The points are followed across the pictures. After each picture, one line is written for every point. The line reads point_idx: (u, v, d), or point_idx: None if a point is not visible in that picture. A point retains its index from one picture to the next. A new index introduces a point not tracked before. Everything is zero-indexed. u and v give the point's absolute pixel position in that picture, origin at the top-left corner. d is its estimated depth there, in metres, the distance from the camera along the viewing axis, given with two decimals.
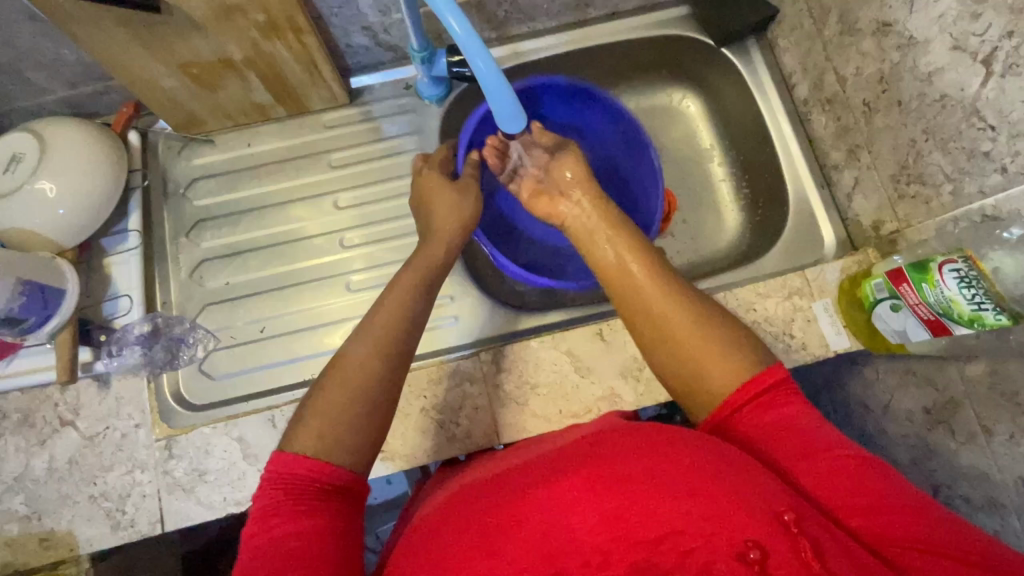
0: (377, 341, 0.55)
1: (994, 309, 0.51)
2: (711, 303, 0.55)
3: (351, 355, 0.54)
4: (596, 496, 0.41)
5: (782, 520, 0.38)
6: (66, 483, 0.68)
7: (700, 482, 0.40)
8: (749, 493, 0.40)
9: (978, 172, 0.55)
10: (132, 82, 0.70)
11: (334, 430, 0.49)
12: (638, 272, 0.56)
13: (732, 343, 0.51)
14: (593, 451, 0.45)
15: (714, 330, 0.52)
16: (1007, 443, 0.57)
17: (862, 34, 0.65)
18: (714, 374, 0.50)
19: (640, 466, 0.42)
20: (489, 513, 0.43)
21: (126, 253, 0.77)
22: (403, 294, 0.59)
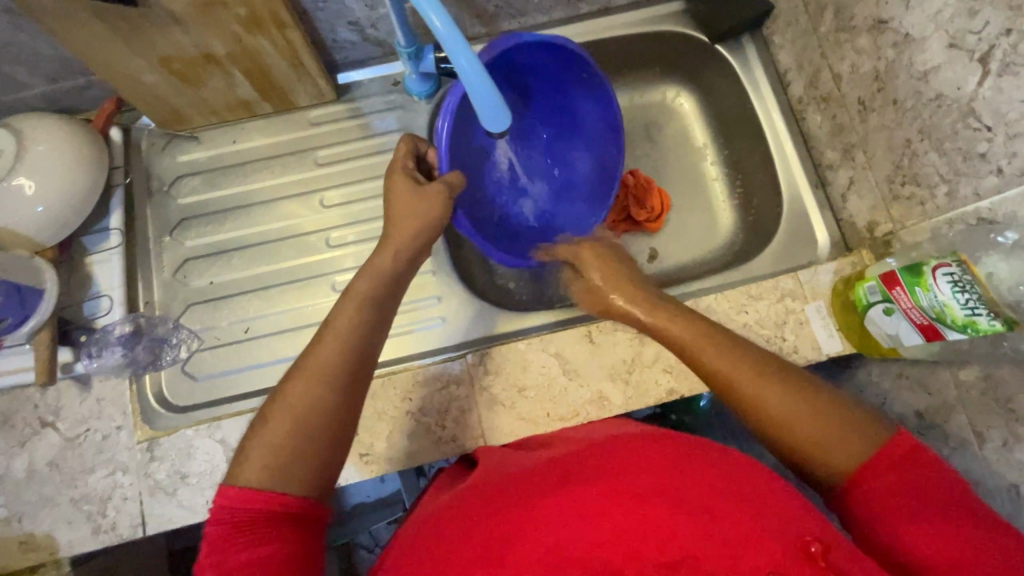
0: (315, 370, 0.53)
1: (989, 314, 0.50)
2: (806, 374, 0.52)
3: (296, 380, 0.52)
4: (613, 513, 0.40)
5: (809, 552, 0.36)
6: (46, 486, 0.67)
7: (721, 506, 0.39)
8: (772, 520, 0.38)
9: (973, 174, 0.53)
10: (111, 78, 0.69)
11: (296, 423, 0.50)
12: (721, 354, 0.54)
13: (845, 414, 0.48)
14: (611, 466, 0.44)
15: (821, 402, 0.49)
16: (1000, 450, 0.56)
17: (857, 31, 0.63)
18: (838, 451, 0.47)
19: (659, 484, 0.41)
20: (498, 527, 0.43)
21: (108, 252, 0.76)
22: (348, 317, 0.57)
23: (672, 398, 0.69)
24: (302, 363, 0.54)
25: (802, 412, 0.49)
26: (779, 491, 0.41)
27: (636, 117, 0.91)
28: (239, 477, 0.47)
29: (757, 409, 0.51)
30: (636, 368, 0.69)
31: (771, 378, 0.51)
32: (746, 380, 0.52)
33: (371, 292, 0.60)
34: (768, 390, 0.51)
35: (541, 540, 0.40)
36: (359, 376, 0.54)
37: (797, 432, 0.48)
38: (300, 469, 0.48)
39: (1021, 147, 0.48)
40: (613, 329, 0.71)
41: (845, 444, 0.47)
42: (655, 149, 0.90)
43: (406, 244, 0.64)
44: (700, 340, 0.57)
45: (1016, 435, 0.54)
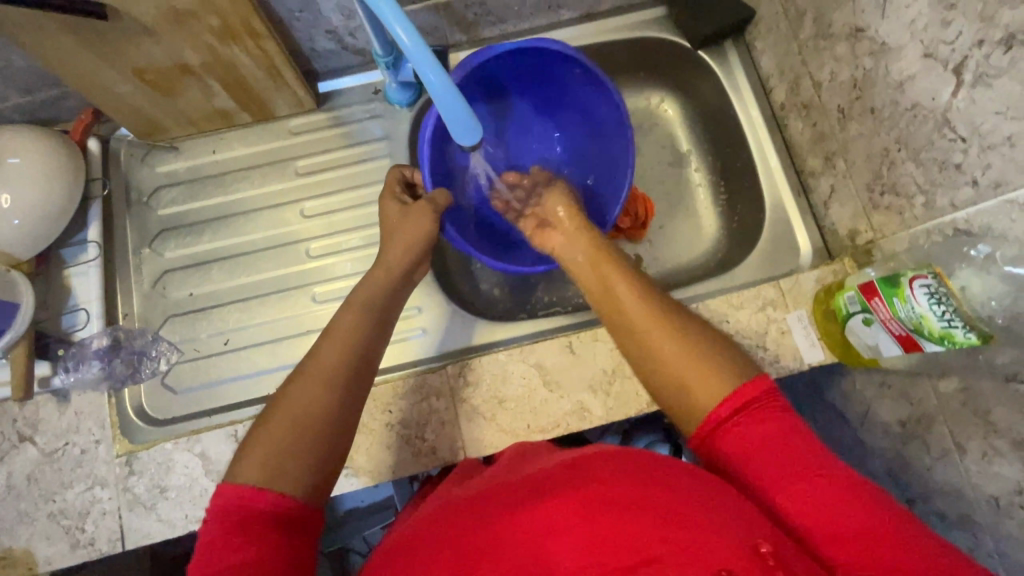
0: (325, 372, 0.53)
1: (964, 327, 0.49)
2: (694, 318, 0.54)
3: (297, 382, 0.53)
4: (583, 520, 0.40)
5: (760, 553, 0.37)
6: (24, 501, 0.67)
7: (686, 512, 0.39)
8: (734, 528, 0.39)
9: (950, 184, 0.53)
10: (85, 89, 0.68)
11: (299, 417, 0.50)
12: (620, 291, 0.57)
13: (713, 357, 0.50)
14: (579, 475, 0.44)
15: (694, 344, 0.51)
16: (980, 462, 0.56)
17: (835, 39, 0.63)
18: (698, 390, 0.49)
19: (629, 492, 0.41)
20: (473, 537, 0.42)
21: (86, 264, 0.75)
22: (350, 322, 0.58)
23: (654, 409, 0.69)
24: (308, 361, 0.55)
25: (671, 341, 0.52)
26: (741, 504, 0.42)
27: None
28: (235, 474, 0.47)
29: (636, 334, 0.54)
30: (617, 379, 0.69)
31: (657, 311, 0.54)
32: (633, 306, 0.55)
33: (373, 309, 0.61)
34: (649, 318, 0.54)
35: (509, 546, 0.40)
36: (359, 386, 0.55)
37: (664, 360, 0.51)
38: (298, 464, 0.48)
39: (994, 159, 0.48)
40: (594, 339, 0.70)
41: (703, 377, 0.49)
42: (639, 156, 0.90)
43: (398, 262, 0.66)
44: (608, 273, 0.59)
45: (995, 448, 0.54)
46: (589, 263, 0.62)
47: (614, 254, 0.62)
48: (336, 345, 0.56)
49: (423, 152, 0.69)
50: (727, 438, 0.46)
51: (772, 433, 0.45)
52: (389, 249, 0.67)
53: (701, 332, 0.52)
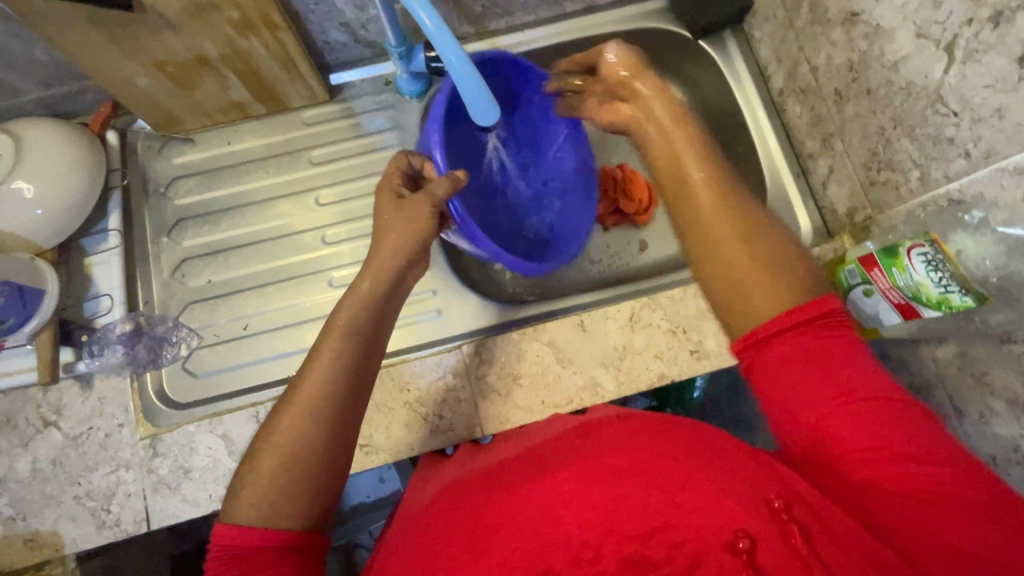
0: (307, 401, 0.53)
1: (961, 291, 0.53)
2: (768, 218, 0.51)
3: (283, 417, 0.52)
4: (586, 494, 0.42)
5: (771, 507, 0.39)
6: (50, 484, 0.68)
7: (690, 475, 0.41)
8: (737, 484, 0.40)
9: (943, 158, 0.56)
10: (107, 82, 0.70)
11: (293, 450, 0.51)
12: (694, 175, 0.52)
13: (781, 261, 0.48)
14: (582, 451, 0.46)
15: (764, 245, 0.48)
16: (977, 423, 0.59)
17: (831, 24, 0.66)
18: (762, 291, 0.47)
19: (625, 465, 0.43)
20: (479, 515, 0.44)
21: (106, 253, 0.77)
22: (331, 351, 0.56)
23: (663, 383, 0.71)
24: (293, 394, 0.53)
25: (737, 232, 0.49)
26: (749, 463, 0.43)
27: None
28: (232, 512, 0.49)
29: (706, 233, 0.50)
30: (627, 355, 0.72)
31: (734, 220, 0.49)
32: (707, 195, 0.51)
33: (361, 311, 0.59)
34: (716, 207, 0.50)
35: (517, 524, 0.42)
36: (358, 401, 0.56)
37: (731, 252, 0.48)
38: (288, 501, 0.50)
39: (985, 131, 0.51)
40: (605, 317, 0.73)
41: (771, 281, 0.47)
42: None
43: (388, 263, 0.62)
44: (685, 152, 0.54)
45: (991, 408, 0.57)
46: (664, 135, 0.56)
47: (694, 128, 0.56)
48: (317, 380, 0.54)
49: (434, 132, 0.69)
50: (776, 351, 0.45)
51: (828, 354, 0.44)
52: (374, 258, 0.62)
53: (774, 242, 0.49)
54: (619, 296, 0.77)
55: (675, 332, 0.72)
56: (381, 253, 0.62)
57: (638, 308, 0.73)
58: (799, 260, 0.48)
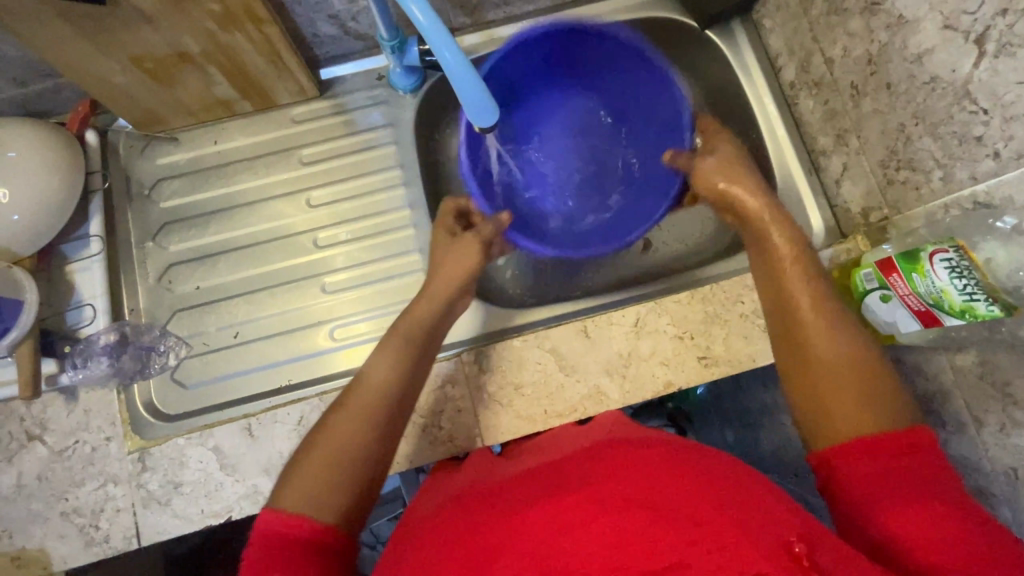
0: (365, 406, 0.53)
1: (987, 300, 0.50)
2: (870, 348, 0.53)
3: (340, 416, 0.52)
4: (598, 521, 0.39)
5: (793, 552, 0.35)
6: (36, 500, 0.66)
7: (706, 513, 0.38)
8: (756, 524, 0.37)
9: (969, 158, 0.53)
10: (83, 79, 0.67)
11: (347, 443, 0.50)
12: (796, 284, 0.59)
13: (870, 394, 0.49)
14: (601, 472, 0.44)
15: (854, 368, 0.51)
16: (998, 434, 0.56)
17: (849, 14, 0.62)
18: (847, 416, 0.49)
19: (642, 492, 0.41)
20: (484, 533, 0.42)
21: (88, 260, 0.74)
22: (391, 357, 0.57)
23: (670, 391, 0.69)
24: (358, 388, 0.55)
25: (834, 347, 0.53)
26: (769, 503, 0.40)
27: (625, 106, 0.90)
28: (276, 500, 0.47)
29: (801, 323, 0.56)
30: (633, 362, 0.69)
31: (839, 330, 0.54)
32: (806, 308, 0.57)
33: (429, 319, 0.63)
34: (817, 321, 0.55)
35: (527, 544, 0.40)
36: (405, 408, 0.56)
37: (824, 368, 0.52)
38: (333, 493, 0.47)
39: (1018, 130, 0.47)
40: (610, 323, 0.70)
41: (858, 412, 0.49)
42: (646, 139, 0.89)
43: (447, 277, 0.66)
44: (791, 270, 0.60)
45: (1014, 420, 0.54)
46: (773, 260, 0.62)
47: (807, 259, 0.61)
48: (382, 375, 0.55)
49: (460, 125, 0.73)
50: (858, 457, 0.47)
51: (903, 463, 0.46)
52: (434, 282, 0.66)
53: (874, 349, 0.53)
54: (632, 296, 0.74)
55: (682, 338, 0.69)
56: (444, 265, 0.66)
57: (645, 313, 0.70)
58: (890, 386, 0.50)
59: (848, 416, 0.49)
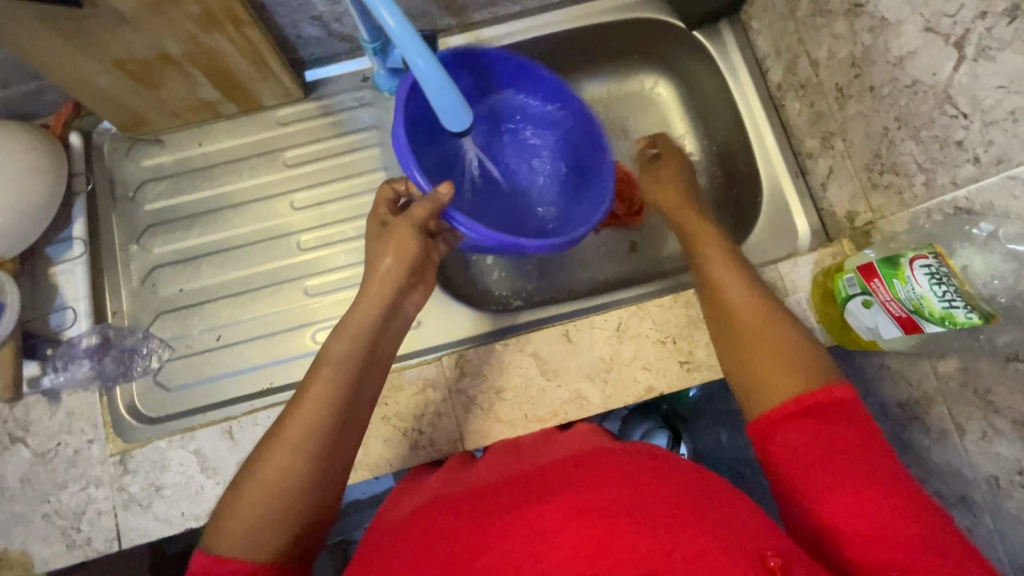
0: (299, 430, 0.51)
1: (966, 307, 0.49)
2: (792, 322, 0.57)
3: (273, 446, 0.51)
4: (574, 528, 0.39)
5: (768, 563, 0.36)
6: (19, 502, 0.65)
7: (683, 523, 0.38)
8: (732, 535, 0.37)
9: (950, 162, 0.52)
10: (65, 82, 0.66)
11: (279, 476, 0.49)
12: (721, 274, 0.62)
13: (797, 362, 0.52)
14: (576, 479, 0.43)
15: (780, 340, 0.54)
16: (979, 442, 0.56)
17: (833, 15, 0.61)
18: (778, 386, 0.52)
19: (618, 500, 0.40)
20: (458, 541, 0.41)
21: (72, 262, 0.74)
22: (322, 385, 0.53)
23: (652, 396, 0.68)
24: (285, 421, 0.52)
25: (760, 326, 0.56)
26: (741, 514, 0.41)
27: (613, 108, 0.89)
28: (215, 541, 0.46)
29: (730, 310, 0.59)
30: (615, 366, 0.68)
31: (763, 312, 0.57)
32: (736, 292, 0.60)
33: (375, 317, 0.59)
34: (745, 305, 0.58)
35: (499, 549, 0.39)
36: (348, 424, 0.54)
37: (750, 349, 0.55)
38: (266, 533, 0.47)
39: (997, 135, 0.47)
40: (591, 327, 0.69)
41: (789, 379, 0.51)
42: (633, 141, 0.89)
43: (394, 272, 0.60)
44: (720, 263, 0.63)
45: (995, 427, 0.54)
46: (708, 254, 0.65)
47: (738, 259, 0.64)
48: (311, 405, 0.52)
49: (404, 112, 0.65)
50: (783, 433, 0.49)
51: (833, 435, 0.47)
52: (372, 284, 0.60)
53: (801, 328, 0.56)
54: (613, 303, 0.74)
55: (664, 342, 0.68)
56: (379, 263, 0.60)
57: (627, 317, 0.69)
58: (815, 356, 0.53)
59: (777, 389, 0.51)
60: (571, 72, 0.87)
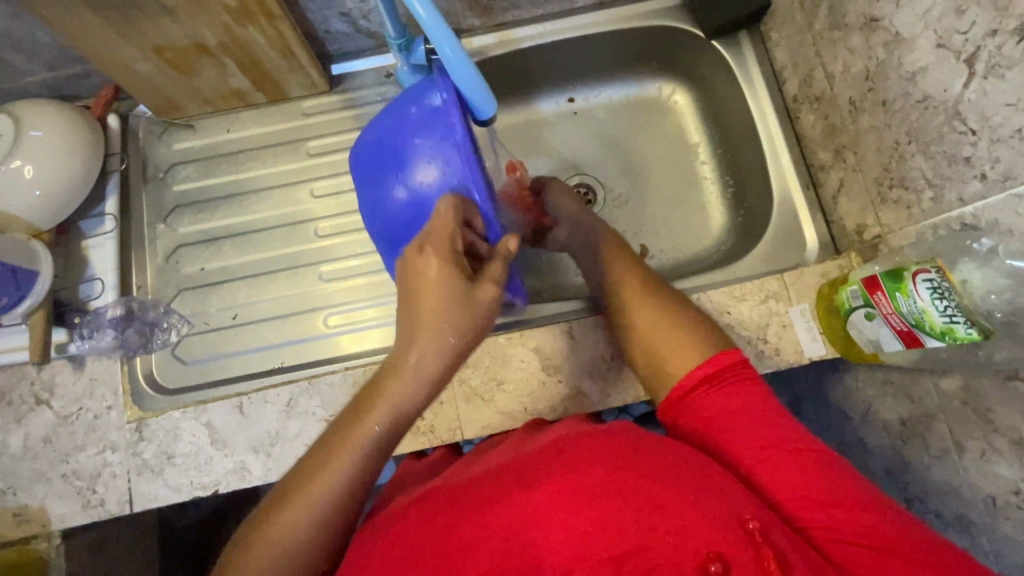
0: (306, 501, 0.46)
1: (966, 323, 0.49)
2: (679, 301, 0.64)
3: (278, 511, 0.46)
4: (565, 510, 0.39)
5: (747, 529, 0.39)
6: (40, 461, 0.68)
7: (668, 497, 0.40)
8: (714, 506, 0.39)
9: (957, 178, 0.52)
10: (106, 66, 0.70)
11: (286, 544, 0.46)
12: (616, 271, 0.69)
13: (684, 330, 0.59)
14: (560, 463, 0.43)
15: (667, 316, 0.61)
16: (978, 461, 0.55)
17: (850, 30, 0.62)
18: (672, 360, 0.57)
19: (603, 481, 0.41)
20: (449, 523, 0.42)
21: (103, 236, 0.78)
22: (334, 470, 0.47)
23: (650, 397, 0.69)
24: (295, 493, 0.47)
25: (648, 307, 0.63)
26: (722, 482, 0.43)
27: (630, 114, 0.91)
28: None
29: (623, 301, 0.65)
30: (615, 366, 0.70)
31: (651, 296, 0.64)
32: (626, 282, 0.67)
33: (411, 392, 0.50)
34: (637, 292, 0.65)
35: (495, 541, 0.40)
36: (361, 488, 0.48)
37: (642, 332, 0.61)
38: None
39: (1004, 152, 0.47)
40: (593, 327, 0.71)
41: (682, 351, 0.57)
42: (646, 148, 0.90)
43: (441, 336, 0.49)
44: (615, 263, 0.70)
45: (994, 447, 0.53)
46: (606, 249, 0.73)
47: (633, 259, 0.71)
48: (322, 484, 0.47)
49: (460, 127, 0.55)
50: (694, 413, 0.52)
51: (752, 411, 0.50)
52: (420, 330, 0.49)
53: (689, 308, 0.63)
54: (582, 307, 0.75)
55: None
56: (427, 316, 0.48)
57: None
58: (699, 325, 0.60)
59: (672, 360, 0.57)
60: (589, 76, 0.89)
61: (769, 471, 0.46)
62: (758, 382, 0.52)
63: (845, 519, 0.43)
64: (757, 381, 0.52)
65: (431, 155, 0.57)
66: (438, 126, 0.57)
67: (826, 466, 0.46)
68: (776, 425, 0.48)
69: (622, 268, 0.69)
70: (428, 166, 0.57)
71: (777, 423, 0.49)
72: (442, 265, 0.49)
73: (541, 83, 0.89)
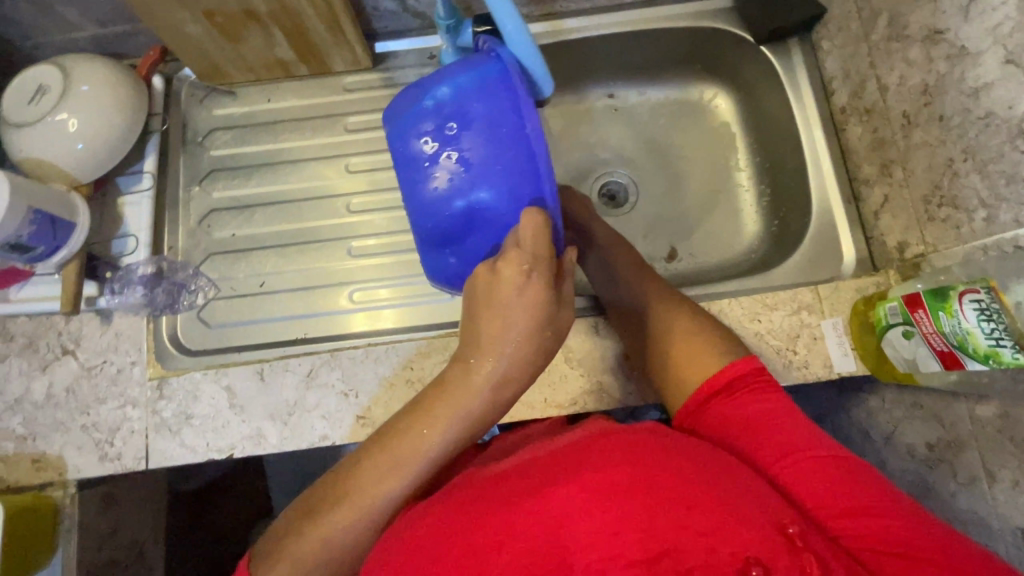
0: (361, 504, 0.48)
1: (1012, 346, 0.47)
2: (687, 303, 0.64)
3: (333, 511, 0.48)
4: (593, 506, 0.39)
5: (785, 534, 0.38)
6: (61, 410, 0.69)
7: (699, 497, 0.39)
8: (748, 510, 0.39)
9: (1015, 200, 0.51)
10: (158, 28, 0.71)
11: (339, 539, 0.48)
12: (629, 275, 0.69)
13: (694, 330, 0.59)
14: (587, 460, 0.43)
15: (676, 317, 0.61)
16: (1010, 491, 0.54)
17: (909, 41, 0.61)
18: (683, 363, 0.57)
19: (630, 479, 0.40)
20: (475, 514, 0.42)
21: (138, 195, 0.78)
22: (391, 481, 0.48)
23: None
24: (350, 497, 0.48)
25: (660, 309, 0.63)
26: (756, 486, 0.42)
27: (669, 115, 0.90)
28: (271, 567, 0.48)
29: (636, 303, 0.65)
30: None
31: (662, 297, 0.64)
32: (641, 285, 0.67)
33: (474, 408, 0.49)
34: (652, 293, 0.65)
35: (522, 534, 0.39)
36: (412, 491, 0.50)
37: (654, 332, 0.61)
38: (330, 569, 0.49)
39: None
40: None
41: (696, 353, 0.57)
42: (683, 151, 0.89)
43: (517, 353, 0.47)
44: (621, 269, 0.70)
45: None
46: (613, 254, 0.73)
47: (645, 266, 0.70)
48: (386, 491, 0.48)
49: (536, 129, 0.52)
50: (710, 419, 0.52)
51: (770, 420, 0.49)
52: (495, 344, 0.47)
53: (700, 310, 0.63)
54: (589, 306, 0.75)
55: None
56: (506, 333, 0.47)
57: None
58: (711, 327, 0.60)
59: (686, 362, 0.57)
60: (632, 73, 0.88)
61: (799, 479, 0.46)
62: (779, 393, 0.52)
63: (877, 523, 0.42)
64: (772, 388, 0.52)
65: (492, 145, 0.54)
66: (504, 119, 0.53)
67: (855, 473, 0.46)
68: (799, 433, 0.48)
69: (632, 271, 0.69)
70: (484, 159, 0.54)
71: (800, 432, 0.48)
72: (534, 286, 0.46)
73: (581, 77, 0.88)
